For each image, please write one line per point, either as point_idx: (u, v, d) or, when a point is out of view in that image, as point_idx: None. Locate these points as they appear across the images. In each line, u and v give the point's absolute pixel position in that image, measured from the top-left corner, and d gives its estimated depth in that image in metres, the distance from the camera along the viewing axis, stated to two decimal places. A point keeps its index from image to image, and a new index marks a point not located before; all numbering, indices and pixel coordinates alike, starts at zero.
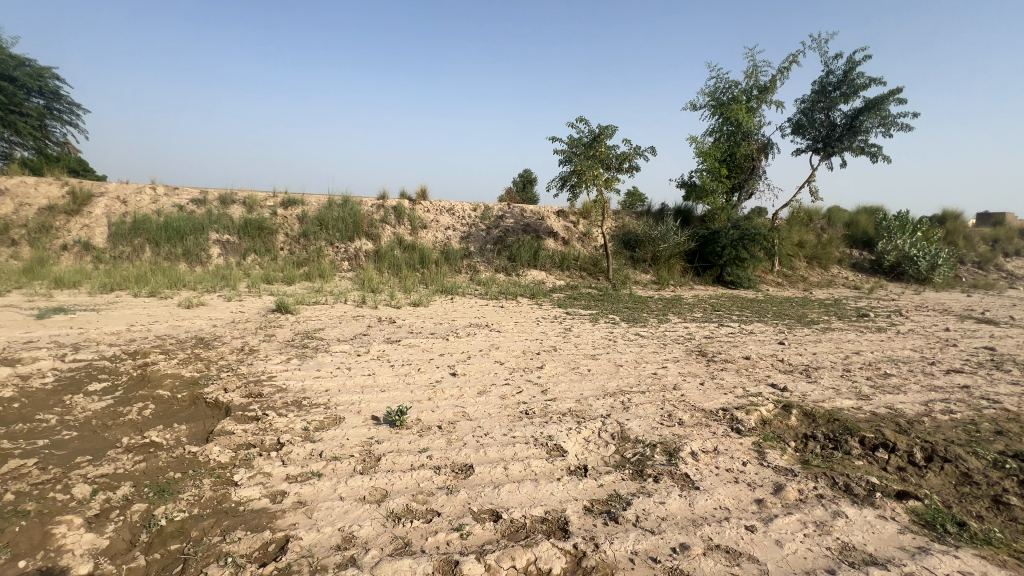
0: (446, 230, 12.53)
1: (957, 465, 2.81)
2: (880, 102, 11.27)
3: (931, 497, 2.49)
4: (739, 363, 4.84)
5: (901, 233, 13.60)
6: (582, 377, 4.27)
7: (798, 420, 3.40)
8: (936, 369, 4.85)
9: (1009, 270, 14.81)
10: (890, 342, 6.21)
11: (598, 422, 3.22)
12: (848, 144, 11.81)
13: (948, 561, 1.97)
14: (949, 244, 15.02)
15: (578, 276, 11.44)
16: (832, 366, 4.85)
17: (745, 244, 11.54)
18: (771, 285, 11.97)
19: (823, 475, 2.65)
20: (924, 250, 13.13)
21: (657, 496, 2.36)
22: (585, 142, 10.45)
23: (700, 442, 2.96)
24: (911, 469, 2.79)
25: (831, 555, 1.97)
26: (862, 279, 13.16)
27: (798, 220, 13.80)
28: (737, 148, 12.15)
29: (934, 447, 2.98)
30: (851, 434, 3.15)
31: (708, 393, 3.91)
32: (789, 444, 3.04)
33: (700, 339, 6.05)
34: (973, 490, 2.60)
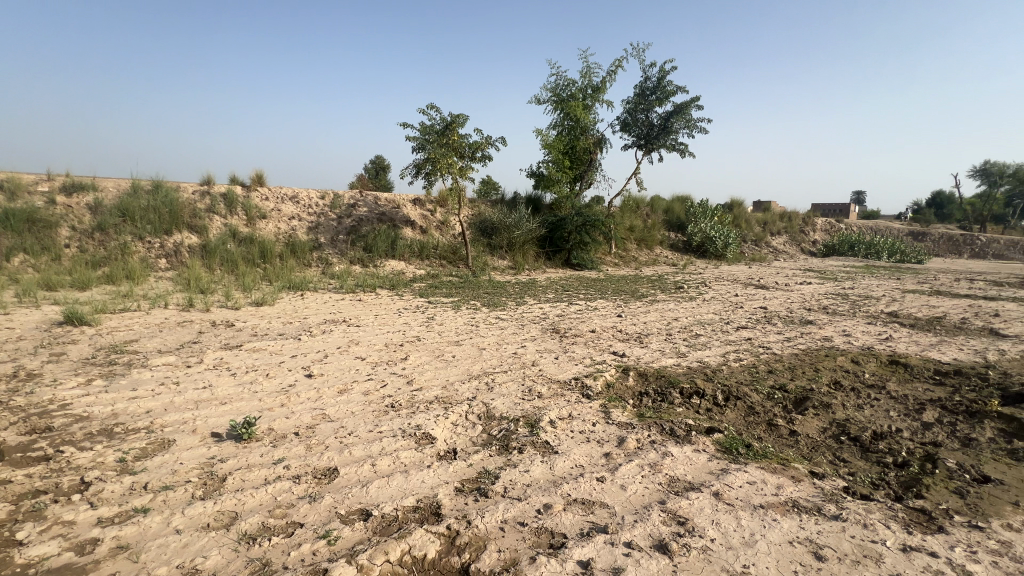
0: (290, 220, 11.38)
1: (745, 401, 3.57)
2: (685, 108, 13.34)
3: (729, 429, 3.13)
4: (587, 337, 5.40)
5: (704, 218, 16.45)
6: (447, 363, 4.33)
7: (634, 380, 3.95)
8: (730, 327, 6.06)
9: (775, 246, 19.00)
10: (699, 308, 7.54)
11: (465, 405, 3.31)
12: (663, 142, 13.78)
13: (740, 476, 2.51)
14: (736, 227, 18.64)
15: (439, 264, 11.42)
16: (658, 332, 5.72)
17: (587, 229, 12.77)
18: (610, 265, 13.48)
19: (655, 424, 3.13)
20: (719, 231, 16.11)
21: (522, 465, 2.54)
22: (438, 130, 10.40)
23: (557, 410, 3.25)
24: (716, 409, 3.46)
25: (662, 489, 2.36)
26: (678, 257, 15.59)
27: (629, 208, 15.74)
28: (577, 141, 13.30)
29: (730, 389, 3.73)
30: (673, 387, 3.77)
31: (563, 365, 4.29)
32: (628, 401, 3.52)
33: (554, 318, 6.58)
34: (755, 418, 3.33)
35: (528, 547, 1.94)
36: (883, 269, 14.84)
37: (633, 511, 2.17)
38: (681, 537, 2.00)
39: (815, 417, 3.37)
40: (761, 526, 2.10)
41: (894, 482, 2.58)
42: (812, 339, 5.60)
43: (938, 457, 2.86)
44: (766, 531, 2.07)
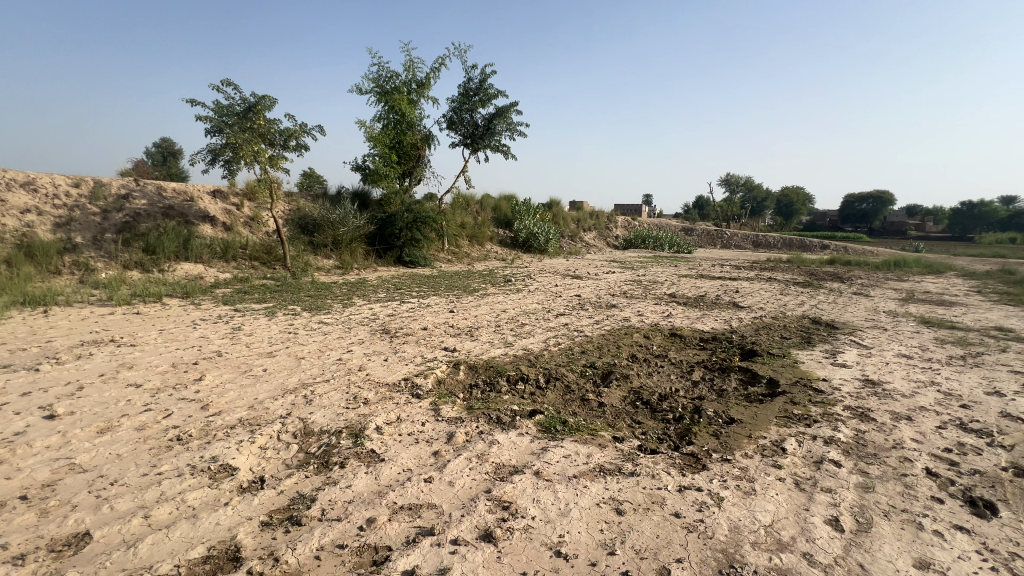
0: (22, 214, 8.61)
1: (562, 381, 3.92)
2: (506, 111, 14.10)
3: (549, 409, 3.40)
4: (419, 335, 5.30)
5: (528, 216, 17.73)
6: (256, 379, 3.77)
7: (464, 373, 4.01)
8: (551, 315, 6.62)
9: (587, 241, 21.52)
10: (525, 299, 8.07)
11: (277, 423, 2.93)
12: (488, 142, 14.37)
13: (557, 451, 2.73)
14: (555, 224, 20.56)
15: (249, 266, 9.96)
16: (488, 324, 5.93)
17: (418, 226, 12.58)
18: (443, 262, 13.55)
19: (483, 414, 3.21)
20: (541, 228, 17.56)
21: (344, 481, 2.34)
22: (238, 112, 9.00)
23: (385, 415, 3.10)
24: (538, 392, 3.72)
25: (488, 477, 2.42)
26: (506, 252, 16.51)
27: (459, 205, 16.04)
28: (403, 136, 12.98)
29: (550, 372, 4.06)
30: (501, 376, 3.94)
31: (393, 367, 4.13)
32: (458, 395, 3.55)
33: (384, 318, 6.30)
34: (571, 396, 3.69)
35: (348, 570, 1.78)
36: (665, 259, 18.05)
37: (460, 506, 2.18)
38: (505, 522, 2.08)
39: (617, 388, 3.89)
40: (575, 494, 2.31)
41: (673, 434, 3.12)
42: (615, 321, 6.47)
43: (702, 408, 3.56)
44: (578, 498, 2.28)
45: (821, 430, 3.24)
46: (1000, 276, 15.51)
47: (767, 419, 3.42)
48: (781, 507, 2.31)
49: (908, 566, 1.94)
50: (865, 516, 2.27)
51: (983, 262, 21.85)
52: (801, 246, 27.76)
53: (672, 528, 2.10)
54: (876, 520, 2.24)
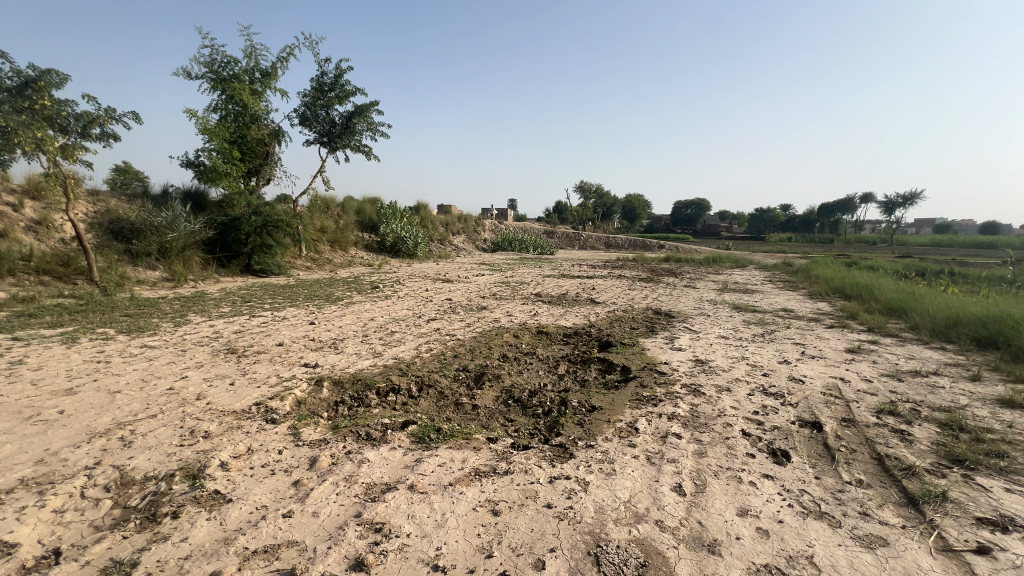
0: None
1: (435, 388, 3.85)
2: (365, 110, 13.46)
3: (422, 417, 3.32)
4: (273, 352, 4.75)
5: (394, 219, 17.15)
6: (48, 425, 3.00)
7: (329, 391, 3.70)
8: (422, 321, 6.49)
9: (456, 244, 21.62)
10: (394, 306, 7.78)
11: (81, 477, 2.36)
12: (347, 141, 13.57)
13: (432, 461, 2.67)
14: (424, 227, 20.22)
15: (37, 282, 7.89)
16: (355, 334, 5.58)
17: (269, 231, 11.28)
18: (301, 270, 12.41)
19: (351, 432, 3.00)
20: (409, 232, 17.14)
21: (178, 534, 1.98)
22: (8, 87, 7.09)
23: (232, 448, 2.70)
24: (410, 401, 3.60)
25: (358, 500, 2.26)
26: (373, 257, 15.77)
27: (317, 207, 14.84)
28: (247, 130, 11.58)
29: (423, 380, 3.96)
30: (369, 389, 3.72)
31: (242, 391, 3.63)
32: (322, 415, 3.27)
33: (229, 335, 5.51)
34: (444, 402, 3.65)
35: None
36: (531, 261, 18.98)
37: (326, 537, 1.99)
38: (378, 546, 1.96)
39: (490, 389, 3.96)
40: (450, 503, 2.28)
41: (543, 428, 3.28)
42: (486, 323, 6.59)
43: (567, 400, 3.80)
44: (455, 506, 2.25)
45: (665, 408, 3.70)
46: (783, 268, 19.56)
47: (622, 403, 3.79)
48: (636, 482, 2.57)
49: (733, 515, 2.30)
50: (701, 478, 2.64)
51: (772, 257, 27.31)
52: (643, 246, 31.55)
53: (545, 519, 2.19)
54: (709, 480, 2.63)
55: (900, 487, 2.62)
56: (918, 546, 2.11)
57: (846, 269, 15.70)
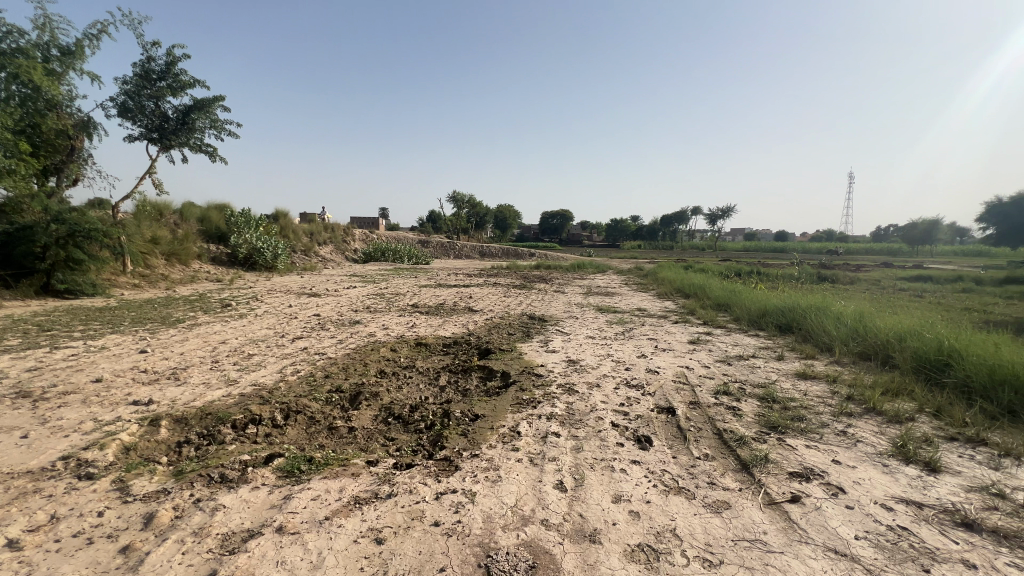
0: None
1: (305, 413, 3.51)
2: (207, 105, 11.88)
3: (291, 448, 2.99)
4: (87, 390, 3.88)
5: (248, 228, 15.34)
6: None
7: (168, 430, 3.13)
8: (285, 340, 5.88)
9: (322, 256, 20.10)
10: (251, 325, 6.93)
11: None
12: (184, 139, 11.82)
13: (304, 496, 2.42)
14: (284, 237, 18.37)
15: None
16: (201, 361, 4.83)
17: (76, 242, 9.19)
18: (126, 288, 10.40)
19: (200, 476, 2.58)
20: (266, 242, 15.48)
21: None
22: None
23: (26, 520, 2.13)
24: (275, 431, 3.22)
25: (213, 555, 1.94)
26: (222, 271, 13.90)
27: (145, 214, 12.60)
28: (41, 119, 9.37)
29: (290, 406, 3.59)
30: (223, 423, 3.24)
31: (41, 444, 2.88)
32: (160, 461, 2.75)
33: (18, 375, 4.36)
34: (316, 428, 3.34)
35: None
36: (406, 271, 18.51)
37: None
38: None
39: (368, 408, 3.74)
40: (327, 539, 2.08)
41: (426, 443, 3.19)
42: (361, 338, 6.23)
43: (450, 411, 3.76)
44: (333, 542, 2.06)
45: (544, 409, 3.87)
46: (636, 272, 21.98)
47: (503, 409, 3.87)
48: (521, 485, 2.63)
49: (609, 503, 2.48)
50: (579, 473, 2.80)
51: (627, 262, 30.58)
52: (516, 254, 32.89)
53: (432, 538, 2.12)
54: (586, 473, 2.81)
55: (736, 456, 3.08)
56: (752, 504, 2.50)
57: (685, 272, 18.24)
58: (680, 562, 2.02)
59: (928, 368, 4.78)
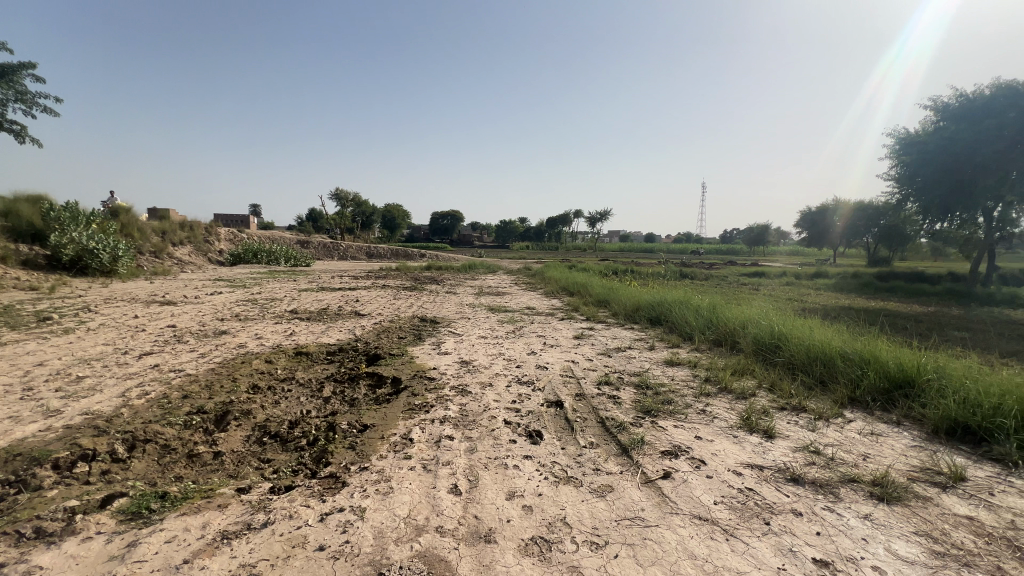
0: None
1: (156, 442, 3.02)
2: (12, 75, 9.76)
3: (138, 485, 2.54)
4: None
5: (75, 226, 12.74)
6: None
7: None
8: (129, 357, 5.00)
9: (178, 257, 17.48)
10: (81, 342, 5.76)
11: None
12: None
13: (156, 539, 2.07)
14: (126, 236, 15.45)
15: None
16: (8, 390, 3.89)
17: None
18: None
19: (7, 535, 2.07)
20: (101, 242, 13.01)
21: None
22: None
23: None
24: (115, 467, 2.72)
25: None
26: (38, 278, 11.34)
27: None
28: None
29: (135, 435, 3.06)
30: (40, 464, 2.65)
31: None
32: None
33: None
34: (171, 458, 2.88)
35: None
36: (282, 273, 16.91)
37: None
38: None
39: (238, 428, 3.33)
40: None
41: (308, 461, 2.93)
42: (228, 349, 5.55)
43: (336, 424, 3.51)
44: None
45: (437, 413, 3.80)
46: (525, 272, 22.74)
47: (395, 417, 3.72)
48: (415, 494, 2.55)
49: (503, 500, 2.53)
50: (474, 474, 2.81)
51: (516, 263, 31.63)
52: (405, 255, 31.98)
53: (318, 564, 1.96)
54: (480, 474, 2.82)
55: (617, 441, 3.34)
56: (631, 484, 2.72)
57: (570, 271, 19.36)
58: (570, 548, 2.12)
59: (764, 350, 5.65)
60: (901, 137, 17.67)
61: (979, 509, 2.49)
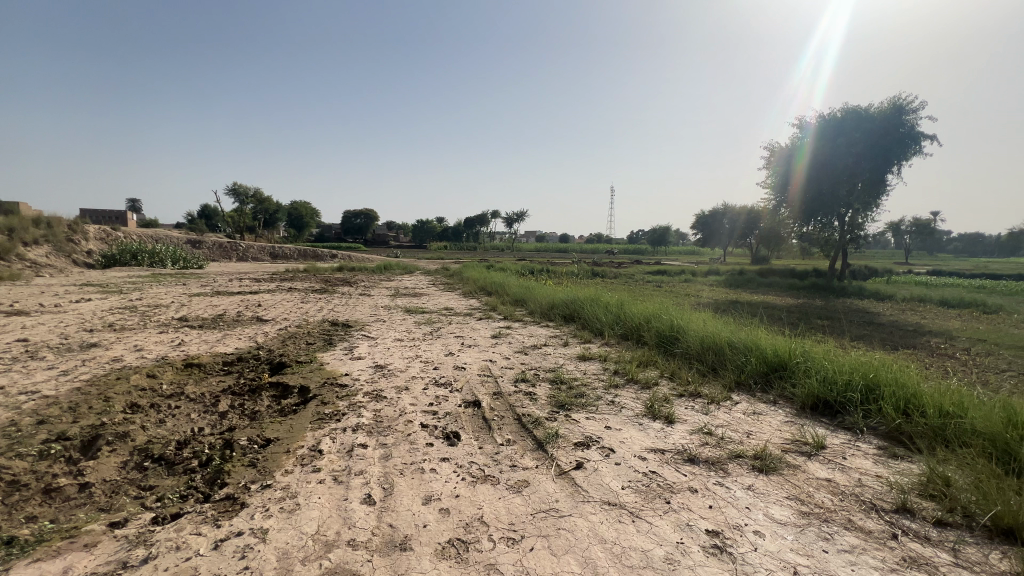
0: None
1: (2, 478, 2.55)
2: None
3: None
4: None
5: None
6: None
7: None
8: None
9: (32, 259, 14.86)
10: None
11: None
12: None
13: None
14: None
15: None
16: None
17: None
18: None
19: None
20: None
21: None
22: None
23: None
24: None
25: None
26: None
27: None
28: None
29: None
30: None
31: None
32: None
33: None
34: (22, 495, 2.45)
35: None
36: (168, 277, 15.08)
37: None
38: None
39: (112, 454, 2.92)
40: None
41: (201, 483, 2.65)
42: (99, 365, 4.84)
43: (233, 440, 3.21)
44: None
45: (349, 421, 3.63)
46: (443, 272, 22.48)
47: (302, 428, 3.49)
48: (324, 509, 2.42)
49: (419, 506, 2.48)
50: (388, 481, 2.72)
51: (434, 263, 31.16)
52: (315, 256, 30.10)
53: None
54: (395, 480, 2.74)
55: (533, 436, 3.42)
56: (546, 478, 2.81)
57: (488, 271, 19.48)
58: (487, 547, 2.13)
59: (666, 342, 6.13)
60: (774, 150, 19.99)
61: (835, 471, 2.91)
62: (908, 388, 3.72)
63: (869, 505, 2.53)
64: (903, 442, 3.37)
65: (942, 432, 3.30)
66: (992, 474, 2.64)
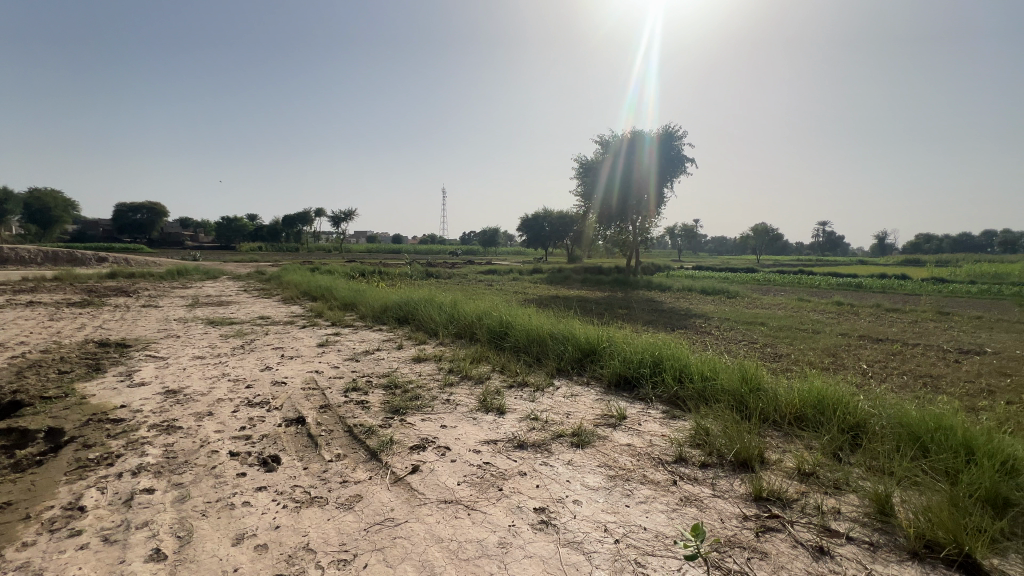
0: None
1: None
2: None
3: None
4: None
5: None
6: None
7: None
8: None
9: None
10: None
11: None
12: None
13: None
14: None
15: None
16: None
17: None
18: None
19: None
20: None
21: None
22: None
23: None
24: None
25: None
26: None
27: None
28: None
29: None
30: None
31: None
32: None
33: None
34: None
35: None
36: None
37: None
38: None
39: None
40: None
41: None
42: None
43: None
44: None
45: (126, 464, 2.92)
46: (256, 276, 19.78)
47: (53, 483, 2.69)
48: None
49: (228, 548, 2.14)
50: (186, 527, 2.28)
51: (244, 266, 27.18)
52: (70, 260, 23.50)
53: None
54: (195, 524, 2.31)
55: (365, 447, 3.25)
56: (381, 488, 2.69)
57: (311, 274, 17.84)
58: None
59: (496, 337, 6.46)
60: (593, 164, 22.18)
61: (633, 436, 3.45)
62: (681, 360, 4.62)
63: (657, 460, 3.06)
64: (679, 404, 4.19)
65: (703, 393, 4.19)
66: (734, 421, 3.46)
